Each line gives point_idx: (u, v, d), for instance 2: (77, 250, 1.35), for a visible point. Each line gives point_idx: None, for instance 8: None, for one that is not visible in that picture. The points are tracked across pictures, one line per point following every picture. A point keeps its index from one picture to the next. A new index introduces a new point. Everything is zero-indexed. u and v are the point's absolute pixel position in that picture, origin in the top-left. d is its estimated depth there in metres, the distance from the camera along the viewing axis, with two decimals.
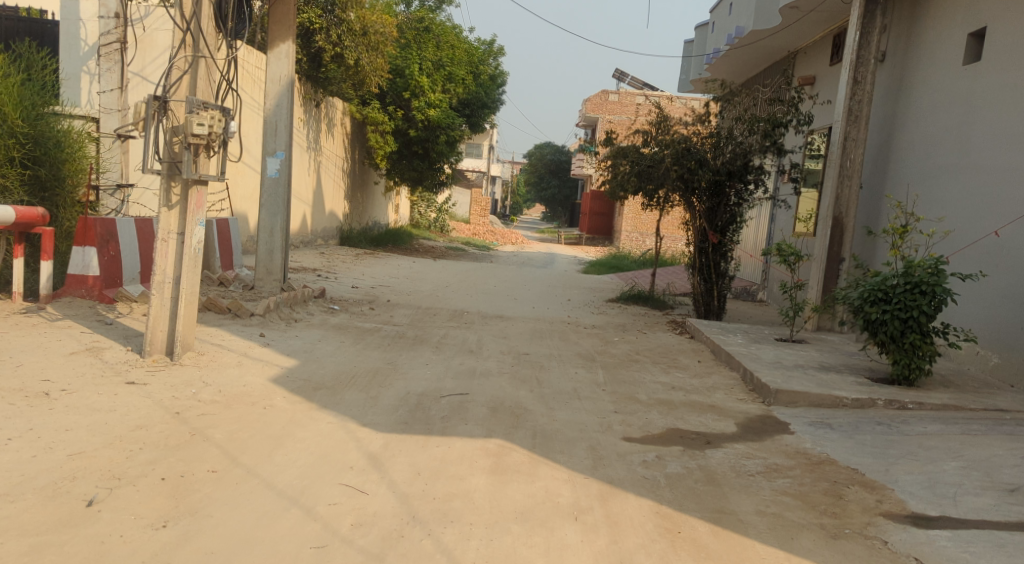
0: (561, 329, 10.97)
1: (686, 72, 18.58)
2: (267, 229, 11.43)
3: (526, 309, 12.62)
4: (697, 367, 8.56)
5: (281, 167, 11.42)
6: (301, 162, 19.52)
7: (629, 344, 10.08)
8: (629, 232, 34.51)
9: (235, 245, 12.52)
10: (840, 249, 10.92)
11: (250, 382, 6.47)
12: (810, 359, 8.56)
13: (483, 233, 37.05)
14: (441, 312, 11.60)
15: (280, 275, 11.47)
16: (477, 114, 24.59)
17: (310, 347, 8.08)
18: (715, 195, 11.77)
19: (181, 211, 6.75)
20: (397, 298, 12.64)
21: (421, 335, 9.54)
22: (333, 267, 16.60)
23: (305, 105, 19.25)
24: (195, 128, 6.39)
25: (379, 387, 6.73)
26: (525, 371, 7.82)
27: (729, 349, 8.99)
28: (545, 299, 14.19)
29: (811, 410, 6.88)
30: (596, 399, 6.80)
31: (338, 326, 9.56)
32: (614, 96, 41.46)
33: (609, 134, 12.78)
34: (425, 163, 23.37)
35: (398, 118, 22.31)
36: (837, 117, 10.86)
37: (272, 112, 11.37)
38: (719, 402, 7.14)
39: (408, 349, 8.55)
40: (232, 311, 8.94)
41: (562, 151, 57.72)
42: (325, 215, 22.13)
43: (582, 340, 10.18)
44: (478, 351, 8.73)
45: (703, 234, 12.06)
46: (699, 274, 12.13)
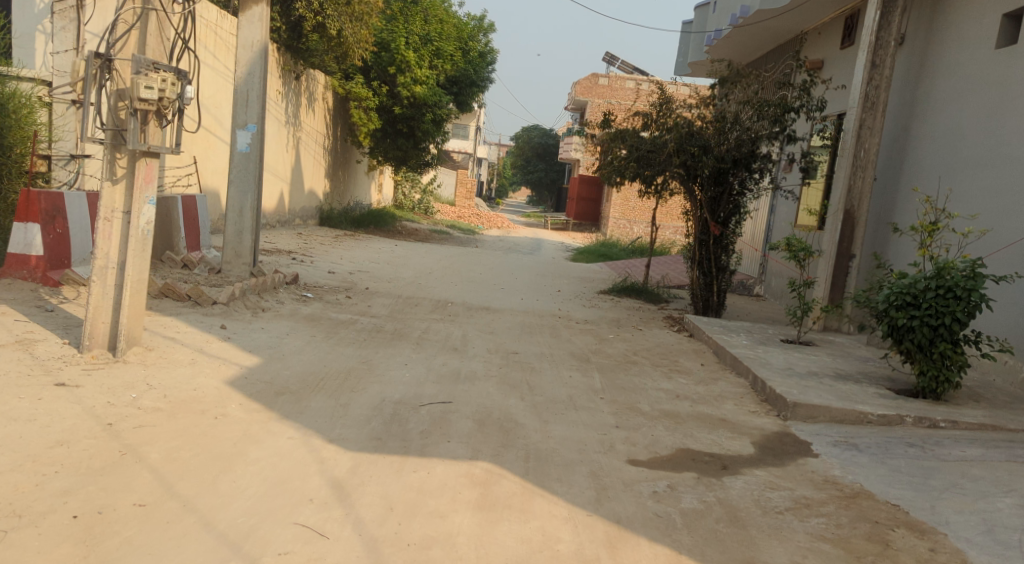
0: (551, 325, 10.21)
1: (685, 54, 17.87)
2: (236, 208, 10.63)
3: (513, 301, 11.86)
4: (700, 372, 7.83)
5: (252, 141, 10.61)
6: (278, 137, 18.71)
7: (626, 343, 9.34)
8: (616, 218, 33.79)
9: (202, 224, 11.79)
10: (851, 245, 10.20)
11: (202, 384, 5.68)
12: (824, 365, 7.85)
13: (468, 216, 36.17)
14: (423, 303, 10.81)
15: (249, 259, 10.67)
16: (465, 92, 23.73)
17: (276, 342, 7.31)
18: (718, 184, 11.02)
19: (127, 187, 5.97)
20: (376, 286, 11.83)
21: (401, 329, 8.77)
22: (309, 249, 15.73)
23: (283, 77, 18.42)
24: (141, 91, 5.66)
25: (351, 393, 5.97)
26: (514, 375, 7.07)
27: (735, 352, 8.28)
28: (534, 289, 13.43)
29: (832, 427, 6.13)
30: (594, 411, 6.07)
31: (310, 318, 8.77)
32: (604, 80, 40.65)
33: (606, 115, 12.00)
34: (410, 143, 22.50)
35: (382, 94, 21.43)
36: (853, 103, 10.12)
37: (243, 81, 10.55)
38: (730, 415, 6.41)
39: (386, 346, 7.78)
40: (192, 299, 8.20)
41: (549, 135, 56.83)
42: (304, 194, 21.24)
43: (574, 339, 9.44)
44: (463, 349, 7.97)
45: (704, 225, 11.31)
46: (699, 267, 11.37)
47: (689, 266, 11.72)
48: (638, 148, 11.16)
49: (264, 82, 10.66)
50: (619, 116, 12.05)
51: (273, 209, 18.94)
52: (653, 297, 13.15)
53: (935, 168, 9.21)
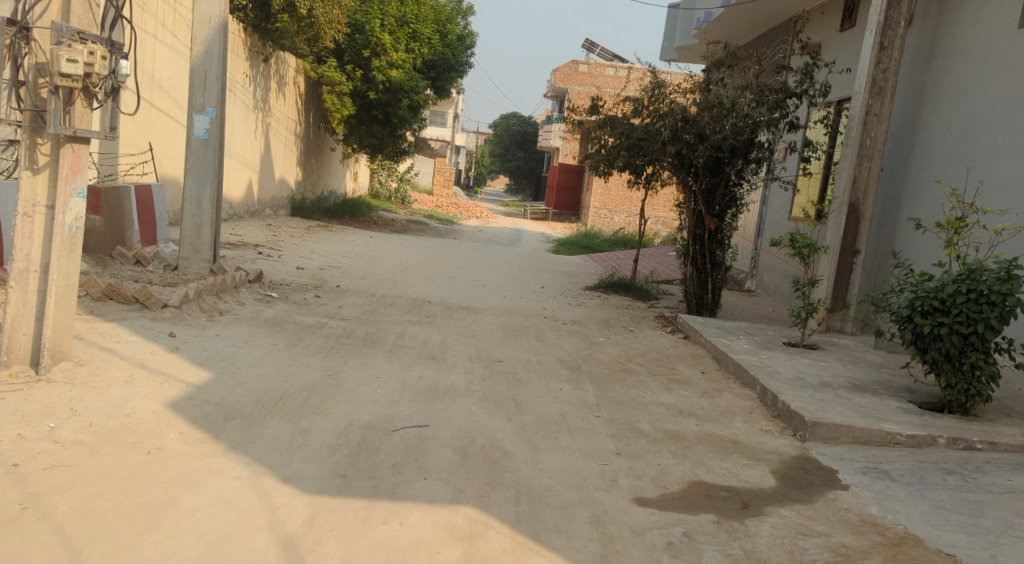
0: (536, 328, 9.50)
1: (671, 38, 17.25)
2: (195, 199, 9.91)
3: (495, 299, 11.13)
4: (702, 382, 7.13)
5: (211, 126, 9.87)
6: (246, 123, 17.97)
7: (618, 348, 8.63)
8: (596, 208, 33.14)
9: (160, 216, 11.07)
10: (855, 240, 9.50)
11: (138, 408, 4.91)
12: (837, 373, 7.17)
13: (446, 205, 35.40)
14: (398, 303, 10.05)
15: (209, 255, 9.94)
16: (443, 77, 22.91)
17: (233, 352, 6.54)
18: (715, 175, 10.30)
19: (50, 177, 5.26)
20: (349, 283, 11.07)
21: (373, 334, 8.03)
22: (278, 242, 14.90)
23: (251, 59, 17.78)
24: (63, 66, 5.01)
25: (313, 415, 5.21)
26: (499, 390, 6.34)
27: (738, 359, 7.59)
28: (516, 286, 12.71)
29: (857, 450, 5.42)
30: (591, 435, 5.36)
31: (273, 321, 8.00)
32: (584, 67, 39.93)
33: (594, 100, 11.27)
34: (386, 130, 21.65)
35: (356, 79, 20.58)
36: (858, 89, 9.44)
37: (200, 60, 9.79)
38: (741, 435, 5.70)
39: (355, 355, 7.03)
40: (140, 302, 7.43)
41: (528, 123, 56.09)
42: (275, 183, 20.39)
43: (561, 343, 8.72)
44: (441, 358, 7.24)
45: (698, 218, 10.60)
46: (693, 263, 10.67)
47: (682, 261, 11.01)
48: (629, 136, 10.43)
49: (224, 62, 9.90)
50: (607, 102, 11.33)
51: (241, 198, 18.12)
52: (642, 294, 12.47)
53: (949, 158, 8.53)
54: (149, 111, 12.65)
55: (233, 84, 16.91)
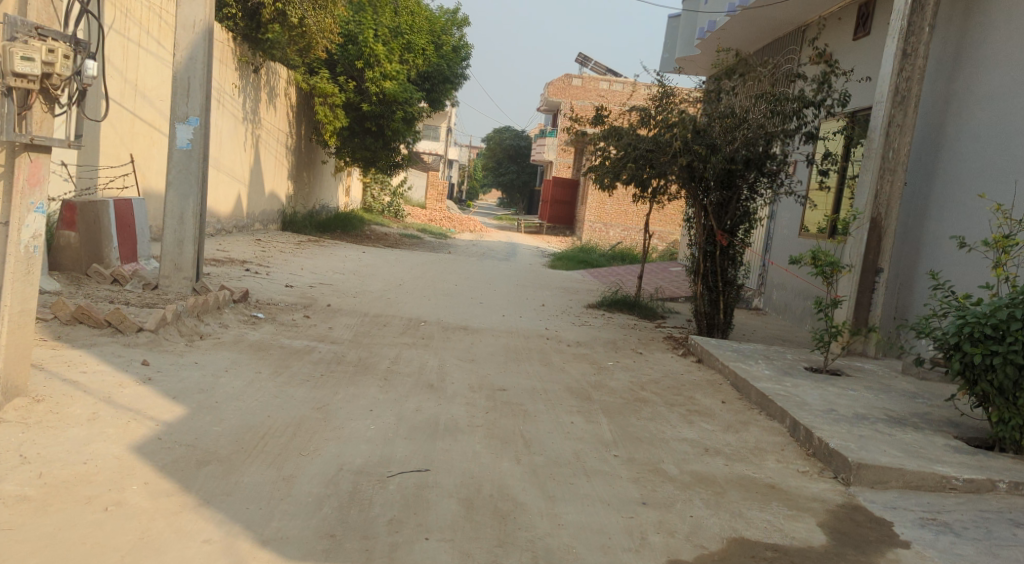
0: (539, 350, 8.92)
1: (672, 49, 16.79)
2: (177, 214, 9.36)
3: (494, 319, 10.55)
4: (724, 414, 6.56)
5: (195, 136, 9.30)
6: (235, 135, 17.41)
7: (629, 373, 8.04)
8: (591, 222, 32.57)
9: (139, 232, 10.54)
10: (877, 258, 8.93)
11: (98, 452, 4.32)
12: (870, 404, 6.62)
13: (439, 219, 34.82)
14: (393, 323, 9.46)
15: (191, 273, 9.40)
16: (438, 89, 22.39)
17: (212, 382, 5.96)
18: (727, 188, 9.71)
19: (5, 191, 4.71)
20: (340, 302, 10.49)
21: (365, 359, 7.44)
22: (267, 258, 14.31)
23: (241, 69, 17.24)
24: (17, 64, 4.53)
25: (300, 458, 4.64)
26: (504, 424, 5.75)
27: (761, 387, 7.03)
28: (515, 304, 12.12)
29: (909, 496, 4.87)
30: (611, 480, 4.79)
31: (259, 346, 7.40)
32: (578, 81, 39.74)
33: (598, 109, 10.72)
34: (380, 143, 21.10)
35: (349, 90, 20.05)
36: (880, 98, 8.88)
37: (184, 67, 9.23)
38: (777, 477, 5.14)
39: (346, 384, 6.43)
40: (112, 326, 6.86)
41: (521, 136, 55.65)
42: (265, 196, 19.82)
43: (568, 368, 8.13)
44: (439, 388, 6.64)
45: (709, 234, 9.99)
46: (703, 281, 10.05)
47: (691, 279, 10.39)
48: (637, 147, 9.87)
49: (209, 69, 9.34)
50: (612, 111, 10.78)
51: (229, 212, 17.52)
52: (647, 312, 11.90)
53: (980, 173, 7.98)
54: (131, 122, 12.15)
55: (221, 94, 16.34)
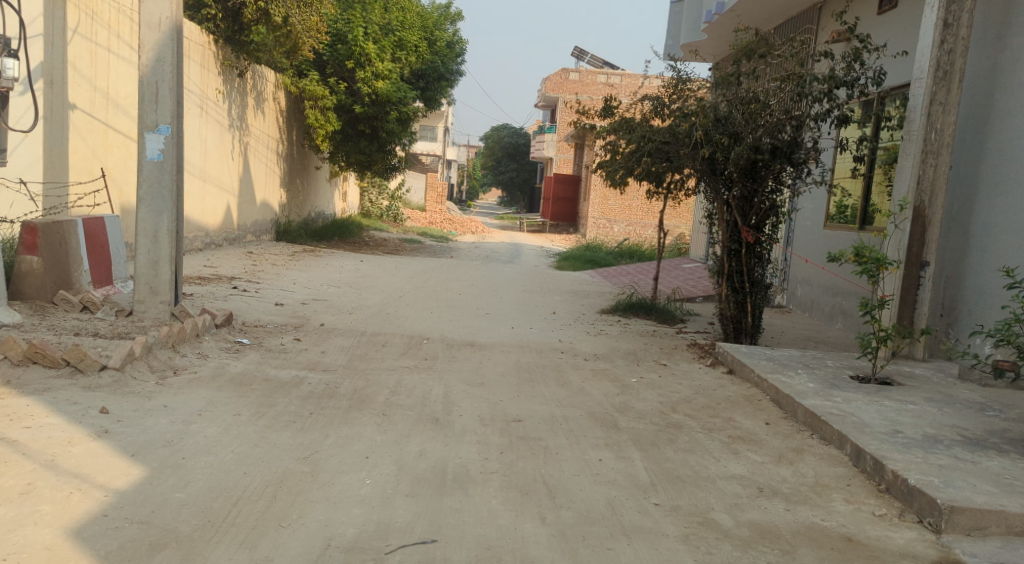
0: (553, 367, 8.10)
1: (676, 35, 15.94)
2: (150, 232, 8.58)
3: (501, 331, 9.73)
4: (772, 439, 5.72)
5: (166, 146, 8.51)
6: (222, 143, 16.62)
7: (655, 391, 7.21)
8: (596, 217, 31.71)
9: (110, 253, 9.80)
10: (923, 250, 8.03)
11: (28, 544, 3.55)
12: (937, 420, 5.79)
13: (439, 221, 34.00)
14: (392, 343, 8.63)
15: (169, 295, 8.64)
16: (433, 87, 21.50)
17: (181, 430, 5.16)
18: (752, 180, 8.85)
19: None
20: (334, 320, 9.67)
21: (361, 390, 6.63)
22: (258, 272, 13.49)
23: (224, 74, 16.42)
24: None
25: (278, 533, 3.84)
26: (523, 469, 4.94)
27: (808, 404, 6.21)
28: (524, 313, 11.29)
29: (1014, 546, 4.06)
30: (655, 543, 4.00)
31: (240, 379, 6.60)
32: (574, 76, 39.66)
33: (607, 100, 9.89)
34: (374, 145, 20.34)
35: (340, 92, 19.25)
36: (919, 75, 7.99)
37: (151, 70, 8.41)
38: (851, 523, 4.32)
39: (337, 424, 5.62)
40: (71, 365, 6.11)
41: (519, 133, 54.82)
42: (256, 207, 19.02)
43: (587, 388, 7.31)
44: (444, 423, 5.83)
45: (733, 231, 9.11)
46: (728, 282, 9.18)
47: (715, 279, 9.52)
48: (652, 140, 9.04)
49: (179, 71, 8.52)
50: (622, 101, 9.95)
51: (218, 224, 16.73)
52: (666, 316, 11.07)
53: None
54: (103, 134, 11.46)
55: (205, 101, 15.55)
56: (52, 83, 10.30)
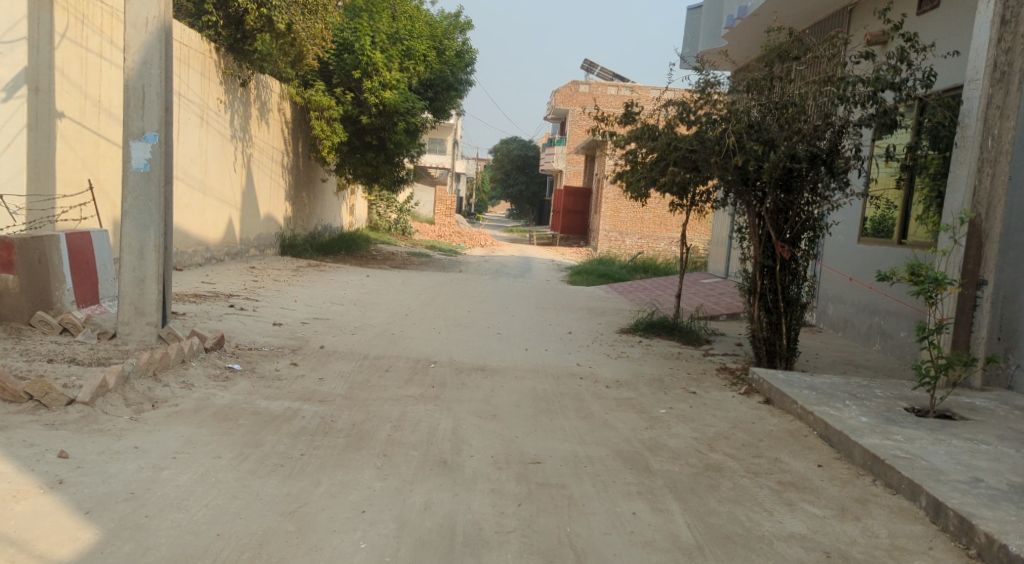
0: (572, 396, 7.39)
1: (695, 41, 15.28)
2: (136, 249, 7.94)
3: (514, 354, 9.02)
4: (829, 486, 5.02)
5: (153, 156, 7.88)
6: (224, 155, 16.02)
7: (688, 424, 6.49)
8: (607, 231, 30.98)
9: (96, 270, 9.17)
10: (979, 268, 7.29)
11: None
12: (1018, 465, 5.09)
13: (448, 235, 33.36)
14: (397, 368, 7.94)
15: (156, 316, 7.99)
16: (442, 97, 20.81)
17: (151, 478, 4.52)
18: (787, 191, 8.12)
19: None
20: (335, 342, 8.99)
21: (360, 425, 5.94)
22: (258, 289, 12.84)
23: (226, 82, 15.82)
24: None
25: None
26: (546, 529, 4.27)
27: (866, 441, 5.50)
28: (538, 332, 10.58)
29: None
30: None
31: (226, 412, 5.93)
32: (584, 87, 39.38)
33: (628, 105, 9.19)
34: (382, 157, 19.74)
35: (347, 102, 18.66)
36: (975, 77, 7.24)
37: (136, 73, 7.78)
38: None
39: (331, 467, 4.95)
40: (35, 399, 5.48)
41: (528, 145, 54.20)
42: (259, 220, 18.38)
43: (612, 420, 6.59)
44: (454, 465, 5.15)
45: (766, 246, 8.37)
46: (760, 301, 8.45)
47: (745, 298, 8.77)
48: (678, 147, 8.33)
49: (167, 75, 7.89)
50: (644, 107, 9.25)
51: (219, 239, 16.09)
52: (690, 336, 10.34)
53: None
54: (95, 143, 10.87)
55: (205, 110, 14.94)
56: (37, 90, 9.69)
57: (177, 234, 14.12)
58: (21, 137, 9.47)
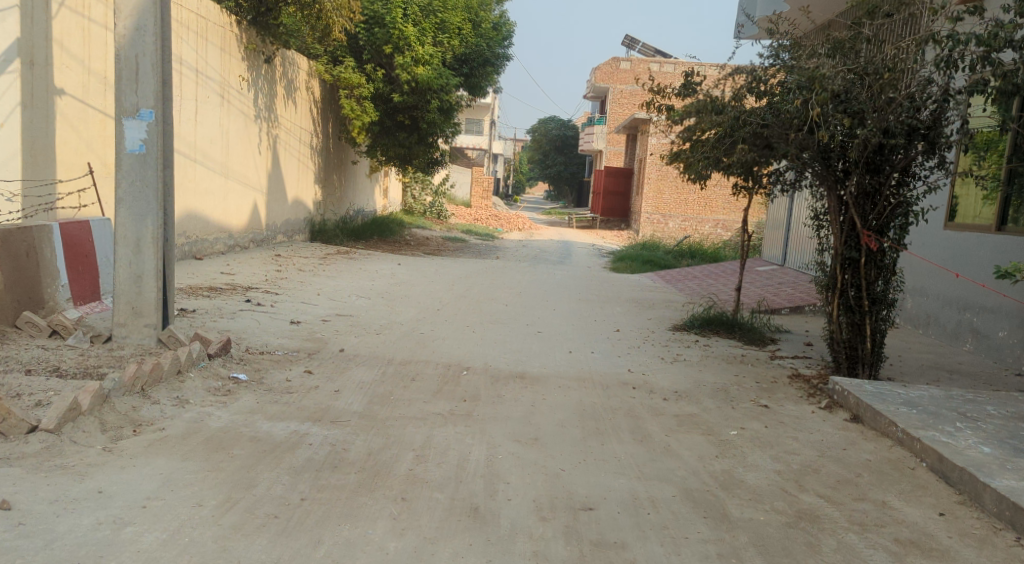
0: (625, 412, 6.37)
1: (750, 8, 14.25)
2: (131, 242, 7.06)
3: (557, 358, 8.02)
4: (962, 550, 3.98)
5: (149, 135, 6.99)
6: (248, 136, 15.18)
7: (766, 452, 5.43)
8: (649, 213, 29.86)
9: (96, 263, 8.35)
10: None
11: None
12: None
13: (485, 218, 32.43)
14: (424, 377, 6.99)
15: (156, 317, 7.11)
16: (478, 73, 19.43)
17: (107, 543, 3.63)
18: (875, 171, 7.01)
19: None
20: (357, 343, 8.07)
21: (376, 456, 4.99)
22: (282, 280, 11.99)
23: (249, 59, 14.94)
24: None
25: None
26: None
27: (999, 483, 4.43)
28: (583, 330, 9.58)
29: None
30: None
31: (218, 439, 5.01)
32: (625, 64, 38.24)
33: (688, 75, 8.13)
34: (415, 137, 18.83)
35: (378, 79, 17.75)
36: None
37: (128, 42, 6.90)
38: None
39: (336, 519, 4.02)
40: None
41: (567, 125, 53.02)
42: (288, 205, 17.58)
43: (675, 445, 5.57)
44: (487, 515, 4.18)
45: (850, 236, 7.26)
46: (840, 299, 7.38)
47: (822, 294, 7.69)
48: (749, 121, 7.31)
49: (164, 44, 6.99)
50: (706, 77, 8.19)
51: (243, 225, 15.28)
52: (752, 335, 9.27)
53: None
54: (101, 123, 10.05)
55: (227, 88, 14.06)
56: (33, 65, 8.84)
57: (198, 220, 13.29)
58: (14, 118, 8.64)
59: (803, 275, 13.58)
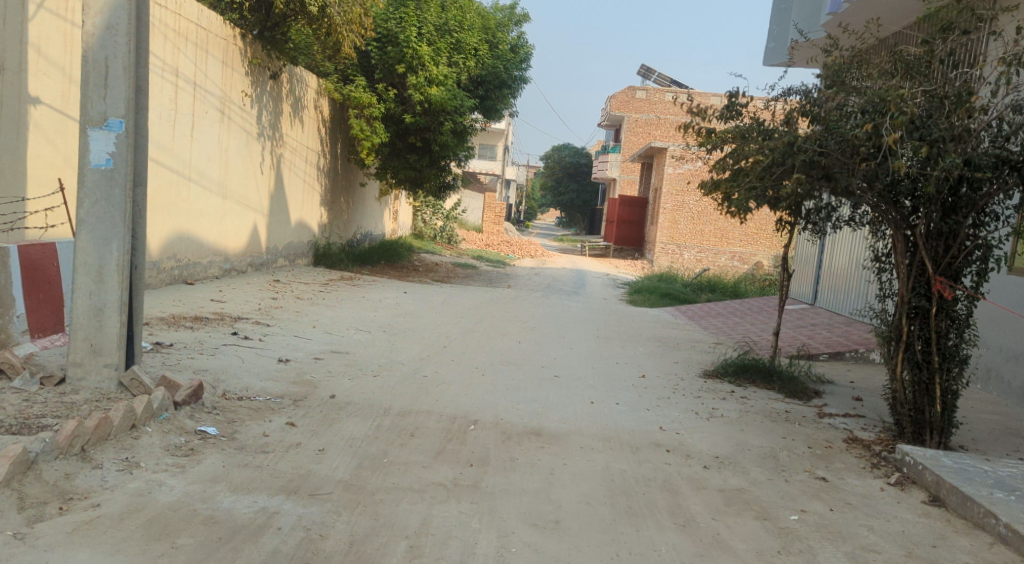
0: (662, 484, 5.38)
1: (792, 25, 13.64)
2: (94, 270, 6.13)
3: (578, 412, 7.00)
4: None
5: (118, 149, 6.08)
6: (249, 155, 14.31)
7: (838, 547, 4.46)
8: (664, 243, 28.86)
9: (60, 288, 7.41)
10: None
11: None
12: None
13: (497, 244, 31.49)
14: (426, 432, 6.02)
15: (118, 357, 6.15)
16: (493, 95, 18.56)
17: None
18: (953, 209, 6.03)
19: None
20: (351, 388, 7.10)
21: (358, 548, 4.03)
22: (276, 309, 11.05)
23: (253, 74, 14.08)
24: None
25: None
26: None
27: None
28: (605, 376, 8.57)
29: None
30: None
31: (165, 520, 4.05)
32: (642, 93, 37.44)
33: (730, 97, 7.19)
34: (426, 160, 17.95)
35: (389, 99, 16.91)
36: None
37: (97, 41, 6.01)
38: None
39: None
40: None
41: (580, 153, 52.19)
42: (291, 227, 16.68)
43: (726, 534, 4.60)
44: None
45: (919, 282, 6.27)
46: (906, 355, 6.38)
47: (881, 348, 6.68)
48: (804, 148, 6.18)
49: (137, 45, 6.09)
50: (750, 98, 7.24)
51: (241, 248, 14.37)
52: (794, 386, 8.27)
53: None
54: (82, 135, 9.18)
55: (227, 103, 13.20)
56: (3, 70, 7.98)
57: (190, 242, 12.37)
58: None
59: (839, 316, 12.57)
